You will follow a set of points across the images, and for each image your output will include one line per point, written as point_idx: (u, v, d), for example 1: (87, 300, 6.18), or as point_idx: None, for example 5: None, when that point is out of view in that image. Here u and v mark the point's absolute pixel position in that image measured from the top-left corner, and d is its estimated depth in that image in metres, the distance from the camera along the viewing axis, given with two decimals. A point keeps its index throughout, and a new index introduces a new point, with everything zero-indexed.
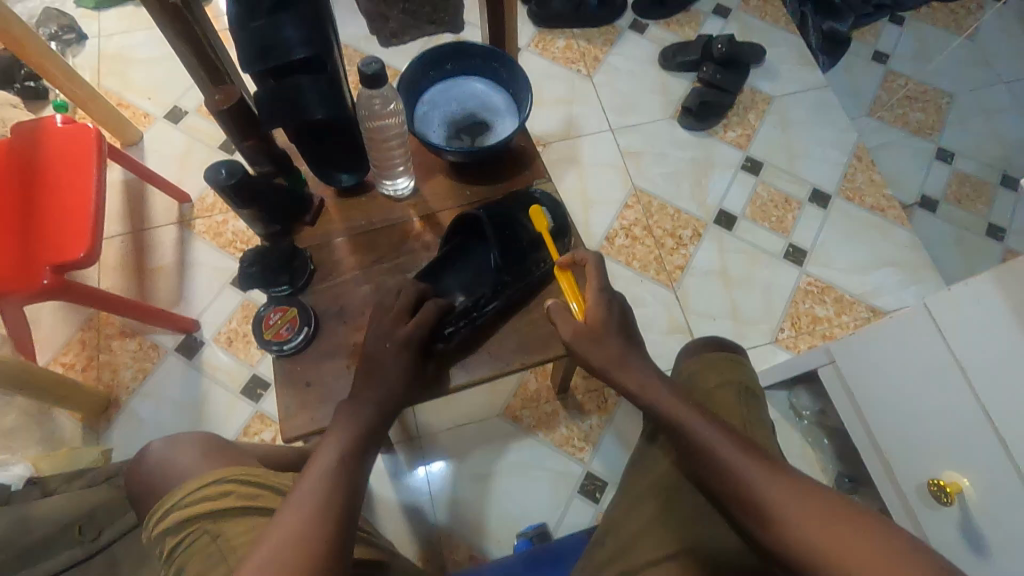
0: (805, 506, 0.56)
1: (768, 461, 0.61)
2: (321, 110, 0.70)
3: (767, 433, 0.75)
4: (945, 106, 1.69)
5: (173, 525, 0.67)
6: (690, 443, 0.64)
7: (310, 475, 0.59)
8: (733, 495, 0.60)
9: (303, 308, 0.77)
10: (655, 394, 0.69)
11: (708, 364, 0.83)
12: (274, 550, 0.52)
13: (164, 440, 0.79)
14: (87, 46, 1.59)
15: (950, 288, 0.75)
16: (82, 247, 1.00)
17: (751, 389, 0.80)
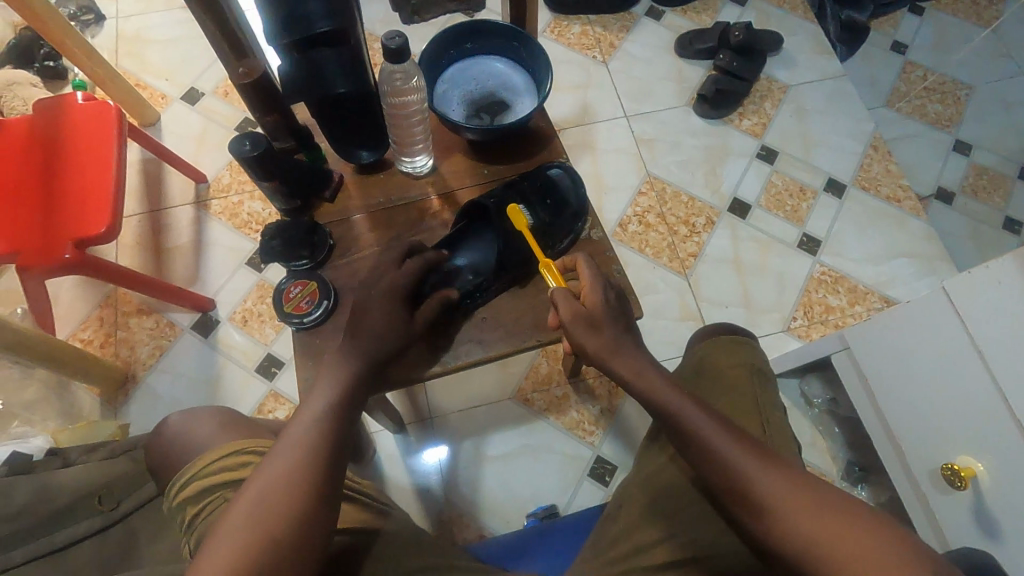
0: (802, 499, 0.56)
1: (764, 454, 0.61)
2: (344, 84, 0.72)
3: (780, 416, 0.75)
4: (964, 98, 1.67)
5: (194, 494, 0.68)
6: (689, 437, 0.63)
7: (302, 419, 0.61)
8: (728, 487, 0.60)
9: (323, 281, 0.78)
10: (657, 388, 0.68)
11: (722, 346, 0.82)
12: (261, 492, 0.55)
13: (181, 414, 0.80)
14: (105, 27, 1.60)
15: (968, 271, 0.74)
16: (102, 223, 1.01)
17: (763, 371, 0.80)
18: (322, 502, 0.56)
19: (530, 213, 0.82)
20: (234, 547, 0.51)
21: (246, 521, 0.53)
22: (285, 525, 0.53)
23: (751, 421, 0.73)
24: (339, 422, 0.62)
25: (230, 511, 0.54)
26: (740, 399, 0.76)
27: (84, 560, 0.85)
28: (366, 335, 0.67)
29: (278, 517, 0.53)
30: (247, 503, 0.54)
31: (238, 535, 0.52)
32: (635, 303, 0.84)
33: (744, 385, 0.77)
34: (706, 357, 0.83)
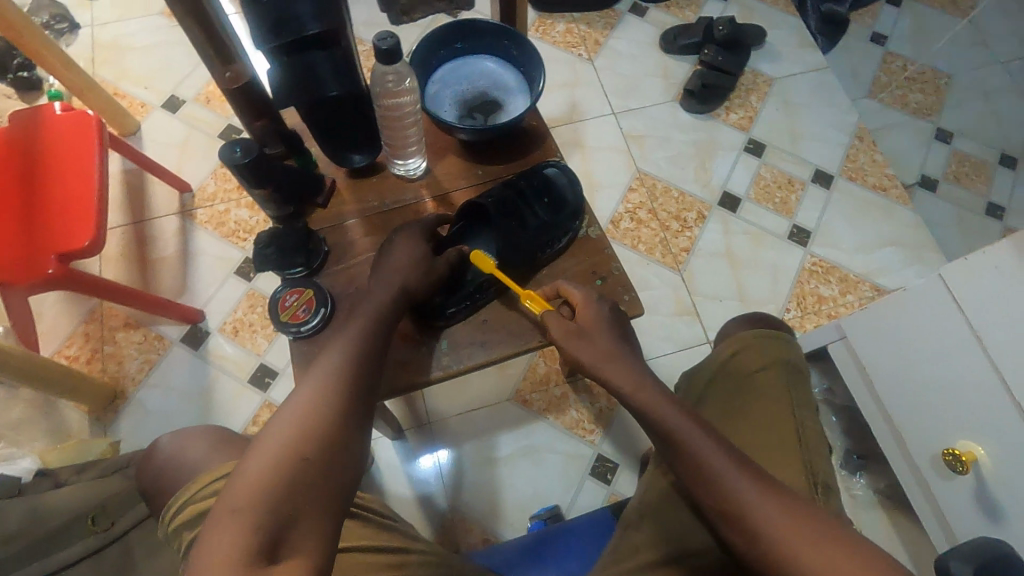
0: (799, 530, 0.57)
1: (762, 478, 0.61)
2: (336, 86, 0.70)
3: (813, 416, 0.78)
4: (944, 87, 1.70)
5: (190, 517, 0.66)
6: (687, 457, 0.64)
7: (323, 362, 0.64)
8: (722, 509, 0.61)
9: (319, 289, 0.76)
10: (660, 407, 0.67)
11: (752, 341, 0.82)
12: (290, 422, 0.58)
13: (172, 436, 0.79)
14: (80, 36, 1.56)
15: (966, 258, 0.75)
16: (87, 236, 0.98)
17: (795, 368, 0.80)
18: (346, 435, 0.59)
19: (531, 215, 0.81)
20: (267, 463, 0.54)
21: (276, 444, 0.56)
22: (313, 447, 0.56)
23: (787, 429, 0.75)
24: (359, 361, 0.65)
25: (260, 438, 0.57)
26: (773, 400, 0.77)
27: None
28: (394, 283, 0.72)
29: (306, 442, 0.57)
30: (276, 431, 0.57)
31: (271, 453, 0.55)
32: (633, 300, 0.81)
33: (779, 386, 0.78)
34: (736, 353, 0.82)
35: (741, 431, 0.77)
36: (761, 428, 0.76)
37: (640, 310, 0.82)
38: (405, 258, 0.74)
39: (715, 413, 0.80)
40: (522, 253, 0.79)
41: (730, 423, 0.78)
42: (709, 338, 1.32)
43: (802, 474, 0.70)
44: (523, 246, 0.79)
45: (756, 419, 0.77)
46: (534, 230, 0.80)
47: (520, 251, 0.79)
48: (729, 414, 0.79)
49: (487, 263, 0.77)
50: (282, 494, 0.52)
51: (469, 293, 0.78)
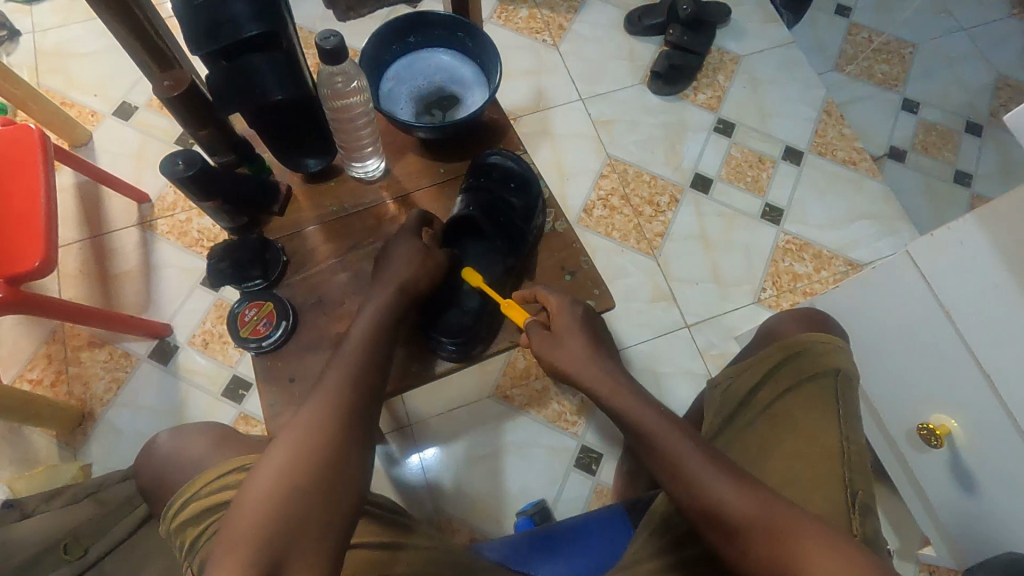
0: (778, 526, 0.57)
1: (739, 475, 0.61)
2: (280, 90, 0.67)
3: (861, 435, 0.71)
4: (908, 56, 1.70)
5: (195, 514, 0.65)
6: (664, 458, 0.64)
7: (326, 381, 0.64)
8: (700, 512, 0.60)
9: (279, 301, 0.74)
10: (636, 409, 0.68)
11: (804, 348, 0.76)
12: (290, 443, 0.59)
13: (171, 431, 0.75)
14: (22, 44, 1.49)
15: (933, 234, 0.73)
16: (36, 256, 0.94)
17: (847, 376, 0.74)
18: (344, 456, 0.59)
19: (509, 205, 0.78)
20: (265, 488, 0.55)
21: (273, 469, 0.57)
22: (310, 473, 0.57)
23: (830, 444, 0.70)
24: (360, 378, 0.65)
25: (263, 458, 0.58)
26: (816, 412, 0.72)
27: None
28: (395, 286, 0.71)
29: (301, 472, 0.57)
30: (276, 452, 0.58)
31: (270, 478, 0.56)
32: (605, 293, 0.80)
33: (823, 399, 0.72)
34: (781, 363, 0.77)
35: (767, 442, 0.72)
36: (800, 440, 0.71)
37: (611, 304, 0.81)
38: (404, 261, 0.72)
39: (752, 420, 0.75)
40: (507, 257, 0.78)
41: (768, 430, 0.73)
42: (687, 322, 1.32)
43: (841, 488, 0.66)
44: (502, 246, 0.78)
45: (797, 431, 0.72)
46: (515, 221, 0.78)
47: (507, 247, 0.78)
48: (767, 422, 0.74)
49: (478, 278, 0.76)
50: (277, 523, 0.54)
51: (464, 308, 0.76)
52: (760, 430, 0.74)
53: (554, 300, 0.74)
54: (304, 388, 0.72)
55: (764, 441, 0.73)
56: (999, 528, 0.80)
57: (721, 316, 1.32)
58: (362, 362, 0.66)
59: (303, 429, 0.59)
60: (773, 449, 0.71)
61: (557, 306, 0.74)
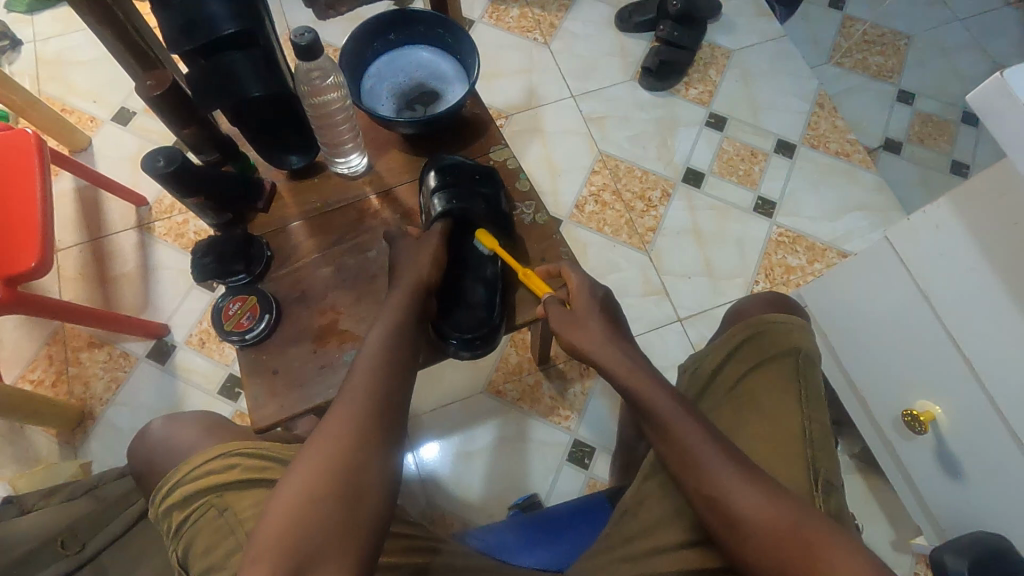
0: (776, 517, 0.57)
1: (743, 464, 0.61)
2: (258, 87, 0.68)
3: (823, 408, 0.72)
4: (903, 48, 1.69)
5: (182, 498, 0.66)
6: (671, 438, 0.64)
7: (353, 386, 0.62)
8: (700, 490, 0.61)
9: (263, 295, 0.75)
10: (647, 386, 0.67)
11: (765, 327, 0.77)
12: (321, 454, 0.57)
13: (164, 419, 0.76)
14: (23, 52, 1.52)
15: (909, 218, 0.75)
16: (32, 258, 0.96)
17: (808, 354, 0.75)
18: (377, 461, 0.57)
19: (481, 195, 0.78)
20: (299, 498, 0.54)
21: (306, 481, 0.55)
22: (344, 487, 0.55)
23: (793, 424, 0.70)
24: (389, 383, 0.63)
25: (294, 470, 0.56)
26: (783, 397, 0.72)
27: None
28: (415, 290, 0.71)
29: (335, 472, 0.56)
30: (309, 465, 0.56)
31: (303, 492, 0.54)
32: None
33: (785, 378, 0.73)
34: (743, 342, 0.77)
35: (742, 422, 0.72)
36: (767, 415, 0.71)
37: None
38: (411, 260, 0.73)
39: (718, 399, 0.75)
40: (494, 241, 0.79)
41: (733, 409, 0.73)
42: (680, 316, 1.32)
43: (806, 469, 0.66)
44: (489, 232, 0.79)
45: (762, 412, 0.72)
46: (488, 205, 0.78)
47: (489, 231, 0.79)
48: (734, 400, 0.74)
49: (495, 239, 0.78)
50: (312, 523, 0.53)
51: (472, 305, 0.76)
52: (726, 411, 0.74)
53: (576, 278, 0.75)
54: (288, 380, 0.73)
55: (732, 418, 0.73)
56: (986, 516, 0.79)
57: (715, 308, 1.32)
58: (390, 371, 0.64)
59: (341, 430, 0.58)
60: (738, 427, 0.72)
61: (578, 282, 0.75)
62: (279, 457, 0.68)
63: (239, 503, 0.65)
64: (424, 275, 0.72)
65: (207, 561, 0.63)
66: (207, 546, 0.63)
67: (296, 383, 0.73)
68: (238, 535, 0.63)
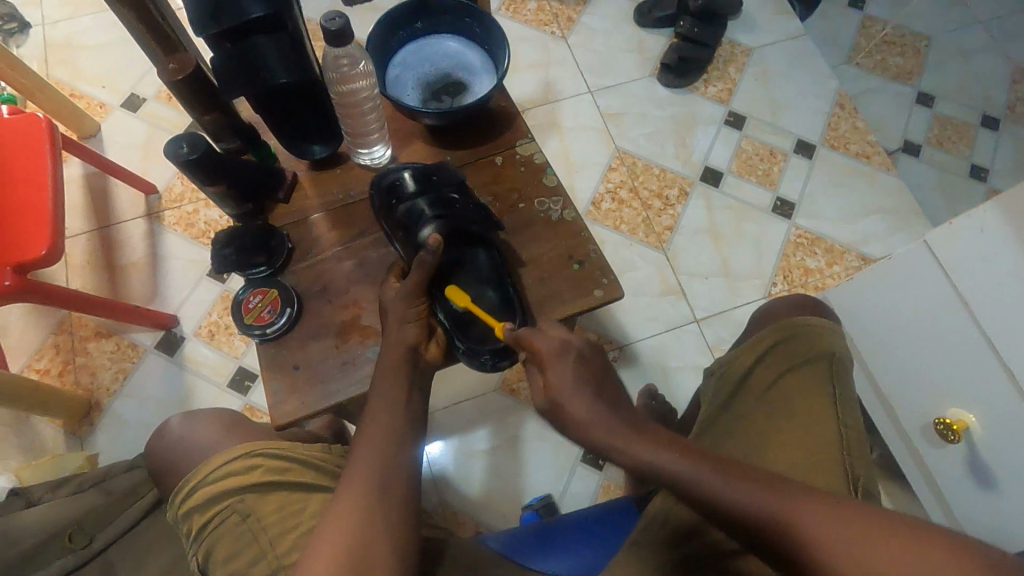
0: (863, 550, 0.46)
1: (782, 492, 0.52)
2: (286, 75, 0.66)
3: (857, 416, 0.70)
4: (923, 49, 1.67)
5: (202, 501, 0.65)
6: (696, 500, 0.54)
7: (373, 413, 0.64)
8: (766, 546, 0.51)
9: (284, 288, 0.73)
10: (637, 441, 0.58)
11: (794, 331, 0.75)
12: (363, 475, 0.60)
13: (181, 416, 0.75)
14: (31, 36, 1.50)
15: (952, 222, 0.75)
16: (42, 245, 0.94)
17: (840, 359, 0.73)
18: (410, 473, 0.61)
19: (442, 202, 0.71)
20: (352, 527, 0.56)
21: (355, 503, 0.58)
22: (382, 511, 0.58)
23: (828, 432, 0.68)
24: (407, 405, 0.65)
25: (336, 499, 0.59)
26: (816, 404, 0.70)
27: None
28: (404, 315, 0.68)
29: (381, 486, 0.59)
30: (348, 492, 0.59)
31: (349, 515, 0.57)
32: (614, 284, 0.77)
33: (818, 384, 0.71)
34: (775, 346, 0.75)
35: (773, 431, 0.70)
36: (799, 424, 0.69)
37: (620, 294, 0.78)
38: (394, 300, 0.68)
39: (749, 405, 0.74)
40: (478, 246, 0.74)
41: (765, 416, 0.72)
42: (697, 317, 1.30)
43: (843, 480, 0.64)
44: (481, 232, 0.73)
45: (795, 420, 0.70)
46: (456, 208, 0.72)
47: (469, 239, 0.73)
48: (765, 405, 0.73)
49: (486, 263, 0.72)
50: (370, 544, 0.56)
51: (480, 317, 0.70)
52: (757, 418, 0.72)
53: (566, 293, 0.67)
54: (309, 377, 0.71)
55: (761, 426, 0.71)
56: (1016, 528, 0.79)
57: (733, 310, 1.30)
58: (410, 398, 0.65)
59: (380, 451, 0.61)
60: (771, 435, 0.70)
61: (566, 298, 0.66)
62: (300, 459, 0.67)
63: (262, 508, 0.64)
64: (411, 301, 0.68)
65: (230, 568, 0.63)
66: (230, 552, 0.63)
67: (317, 379, 0.71)
68: (261, 543, 0.63)
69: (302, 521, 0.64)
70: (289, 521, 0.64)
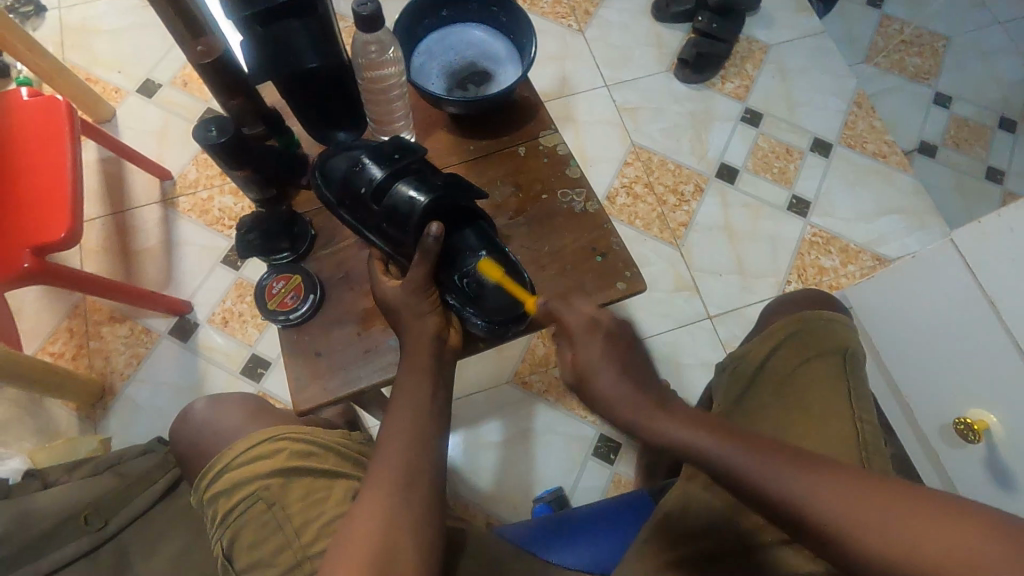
0: (889, 529, 0.47)
1: (802, 462, 0.53)
2: (315, 58, 0.67)
3: (872, 410, 0.69)
4: (941, 50, 1.66)
5: (229, 486, 0.67)
6: (718, 470, 0.55)
7: (396, 406, 0.64)
8: (795, 523, 0.52)
9: (307, 275, 0.73)
10: (656, 420, 0.58)
11: (809, 323, 0.75)
12: (390, 462, 0.60)
13: (207, 401, 0.78)
14: (47, 19, 1.49)
15: (982, 221, 0.75)
16: (62, 228, 0.94)
17: (854, 352, 0.73)
18: (433, 463, 0.61)
19: (425, 182, 0.67)
20: (378, 517, 0.57)
21: (382, 491, 0.58)
22: (408, 500, 0.58)
23: (843, 425, 0.67)
24: (429, 399, 0.64)
25: (363, 491, 0.59)
26: (832, 397, 0.69)
27: None
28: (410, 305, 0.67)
29: (406, 475, 0.59)
30: (376, 484, 0.59)
31: (378, 503, 0.58)
32: (637, 277, 0.77)
33: (833, 375, 0.71)
34: (790, 337, 0.75)
35: (786, 421, 0.70)
36: (815, 417, 0.69)
37: (643, 287, 0.78)
38: (397, 294, 0.67)
39: (766, 395, 0.73)
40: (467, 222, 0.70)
41: (781, 407, 0.72)
42: (710, 314, 1.29)
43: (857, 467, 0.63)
44: (463, 201, 0.69)
45: (810, 411, 0.69)
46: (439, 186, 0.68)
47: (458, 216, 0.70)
48: (782, 397, 0.72)
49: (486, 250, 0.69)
50: (396, 533, 0.56)
51: (485, 283, 0.68)
52: (773, 409, 0.72)
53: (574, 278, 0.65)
54: (331, 363, 0.71)
55: (776, 416, 0.71)
56: None
57: (745, 307, 1.30)
58: (433, 390, 0.65)
59: (405, 439, 0.61)
60: (786, 425, 0.70)
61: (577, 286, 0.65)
62: (324, 444, 0.70)
63: (287, 496, 0.66)
64: (420, 292, 0.67)
65: (257, 553, 0.65)
66: (256, 538, 0.65)
67: (339, 366, 0.71)
68: (287, 530, 0.65)
69: (324, 510, 0.66)
70: (314, 508, 0.66)
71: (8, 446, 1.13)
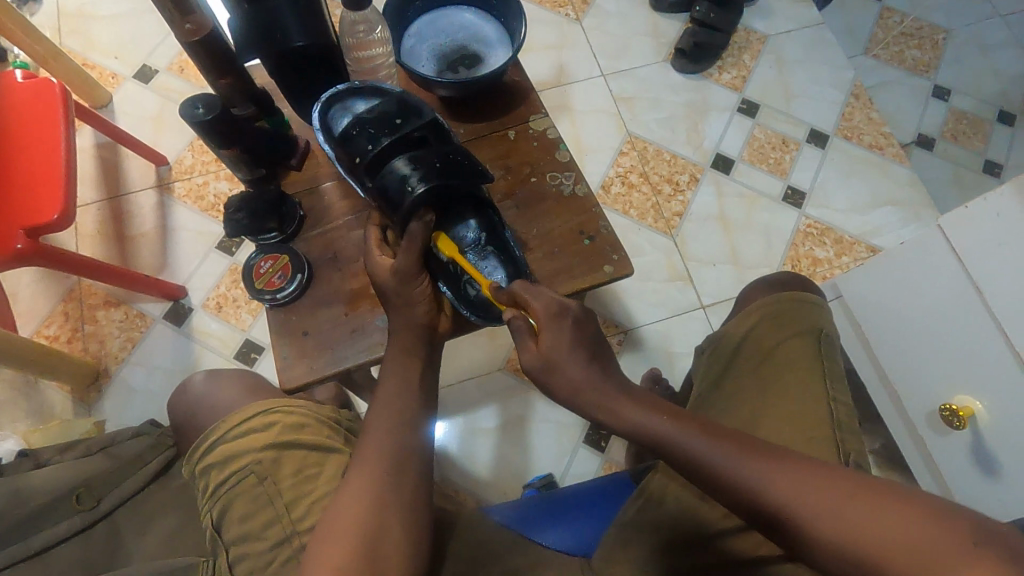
0: (847, 520, 0.46)
1: (765, 452, 0.53)
2: (301, 37, 0.67)
3: (846, 388, 0.70)
4: (941, 43, 1.65)
5: (223, 458, 0.67)
6: (681, 459, 0.55)
7: (381, 384, 0.64)
8: (758, 514, 0.51)
9: (295, 255, 0.74)
10: (625, 409, 0.58)
11: (777, 308, 0.75)
12: (377, 445, 0.60)
13: (205, 375, 0.80)
14: (44, 5, 1.49)
15: (969, 206, 0.76)
16: (55, 209, 0.94)
17: (827, 334, 0.73)
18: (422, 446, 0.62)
19: (421, 159, 0.67)
20: (365, 497, 0.57)
21: (368, 472, 0.58)
22: (396, 483, 0.58)
23: (820, 406, 0.67)
24: (415, 379, 0.65)
25: (351, 471, 0.59)
26: (809, 378, 0.70)
27: (65, 562, 0.79)
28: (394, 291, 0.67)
29: (394, 457, 0.60)
30: (363, 461, 0.59)
31: (364, 484, 0.58)
32: (625, 259, 0.77)
33: (810, 356, 0.71)
34: (764, 320, 0.75)
35: (763, 403, 0.70)
36: (789, 398, 0.69)
37: (630, 271, 0.78)
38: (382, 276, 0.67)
39: (743, 375, 0.74)
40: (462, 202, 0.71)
41: (757, 389, 0.72)
42: (703, 303, 1.30)
43: (833, 451, 0.63)
44: (461, 185, 0.68)
45: (785, 394, 0.69)
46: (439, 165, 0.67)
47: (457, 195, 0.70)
48: (759, 379, 0.72)
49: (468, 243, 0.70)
50: (382, 514, 0.56)
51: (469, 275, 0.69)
52: (747, 392, 0.72)
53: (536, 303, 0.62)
54: (318, 342, 0.72)
55: (753, 399, 0.71)
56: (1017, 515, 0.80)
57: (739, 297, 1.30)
58: (420, 371, 0.66)
59: (393, 422, 0.61)
60: (764, 410, 0.69)
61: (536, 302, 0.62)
62: (315, 418, 0.71)
63: (278, 471, 0.67)
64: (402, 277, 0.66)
65: (246, 527, 0.65)
66: (247, 512, 0.66)
67: (325, 346, 0.71)
68: (278, 505, 0.66)
69: (316, 487, 0.67)
70: (306, 484, 0.67)
71: (3, 427, 1.14)
